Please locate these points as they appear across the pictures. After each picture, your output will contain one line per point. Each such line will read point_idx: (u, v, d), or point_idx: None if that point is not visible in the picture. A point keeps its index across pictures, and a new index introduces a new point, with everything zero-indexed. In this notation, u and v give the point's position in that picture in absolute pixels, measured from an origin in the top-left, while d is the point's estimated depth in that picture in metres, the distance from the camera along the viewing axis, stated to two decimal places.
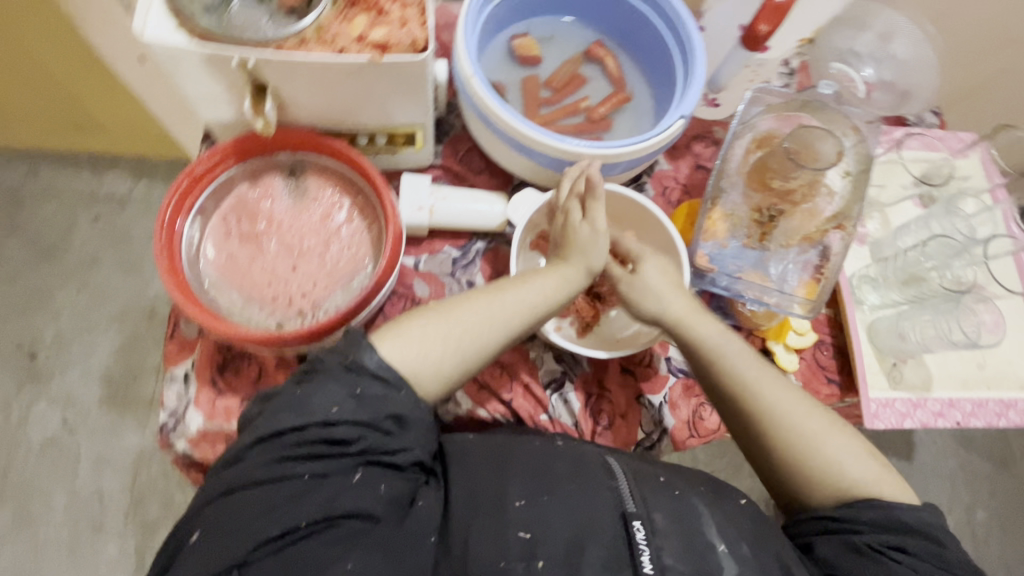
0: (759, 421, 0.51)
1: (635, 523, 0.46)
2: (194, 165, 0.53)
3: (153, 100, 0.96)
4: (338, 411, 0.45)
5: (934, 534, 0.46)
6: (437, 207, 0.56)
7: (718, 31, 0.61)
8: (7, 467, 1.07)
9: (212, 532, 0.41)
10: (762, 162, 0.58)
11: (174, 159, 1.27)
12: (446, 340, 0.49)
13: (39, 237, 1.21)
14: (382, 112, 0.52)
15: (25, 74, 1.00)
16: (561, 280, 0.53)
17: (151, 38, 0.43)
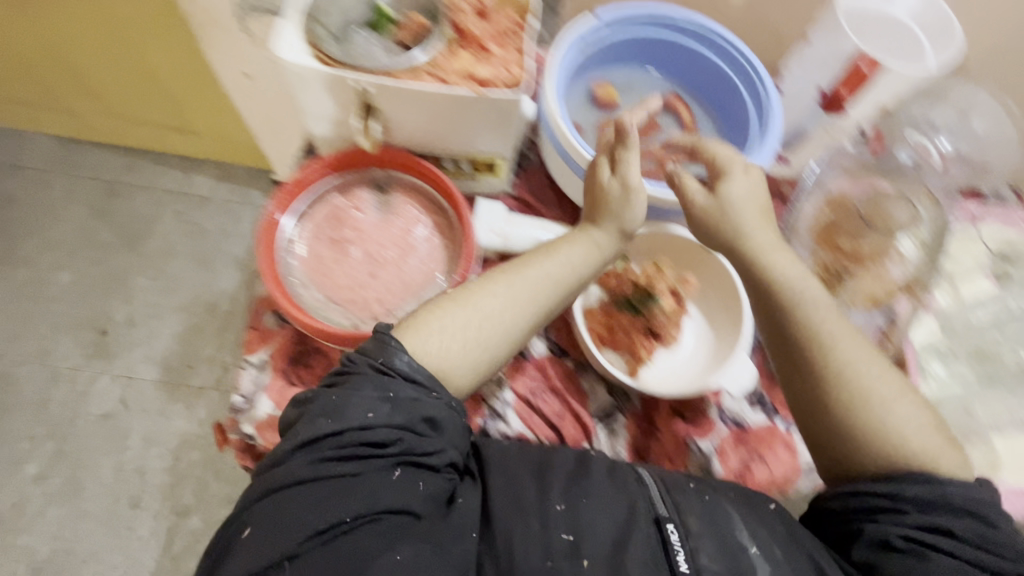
0: (833, 367, 0.52)
1: (668, 524, 0.49)
2: (300, 171, 0.58)
3: (249, 112, 1.05)
4: (373, 415, 0.46)
5: (980, 511, 0.47)
6: (510, 233, 0.59)
7: (795, 95, 0.65)
8: (64, 434, 1.13)
9: (261, 528, 0.42)
10: (833, 224, 0.62)
11: (254, 167, 1.37)
12: (465, 327, 0.52)
13: (127, 225, 1.32)
14: (471, 141, 0.56)
15: (143, 79, 1.12)
16: (592, 246, 0.56)
17: (285, 57, 0.47)
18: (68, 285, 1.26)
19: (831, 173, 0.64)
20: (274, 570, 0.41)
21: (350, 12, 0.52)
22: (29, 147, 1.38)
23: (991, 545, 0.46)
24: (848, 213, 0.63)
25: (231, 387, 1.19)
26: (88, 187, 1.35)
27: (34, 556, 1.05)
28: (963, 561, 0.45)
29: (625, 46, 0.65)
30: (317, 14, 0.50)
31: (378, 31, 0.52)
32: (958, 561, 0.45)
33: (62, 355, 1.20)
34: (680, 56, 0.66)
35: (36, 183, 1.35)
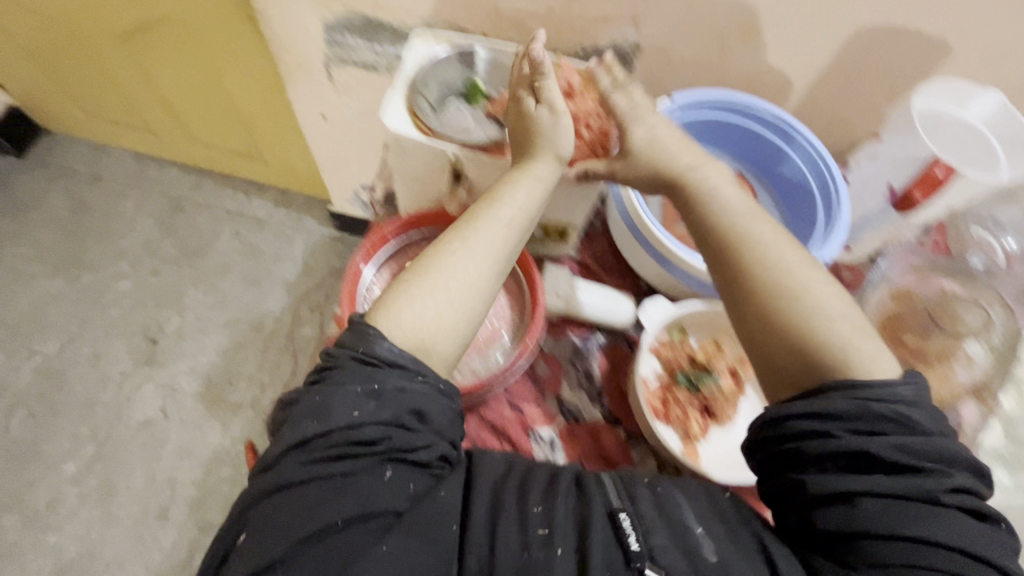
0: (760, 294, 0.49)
1: (621, 514, 0.46)
2: (386, 226, 0.63)
3: (318, 149, 1.11)
4: (359, 413, 0.46)
5: (904, 411, 0.42)
6: (570, 295, 0.60)
7: (866, 186, 0.65)
8: (105, 436, 1.17)
9: (255, 531, 0.43)
10: (898, 316, 0.62)
11: (312, 196, 1.45)
12: (434, 294, 0.50)
13: (188, 240, 1.39)
14: (546, 209, 0.62)
15: (223, 109, 1.20)
16: (533, 182, 0.55)
17: (391, 125, 0.57)
18: (127, 292, 1.32)
19: (893, 267, 0.66)
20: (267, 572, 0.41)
21: (448, 86, 0.62)
22: (110, 160, 1.48)
23: (926, 446, 0.42)
24: (909, 308, 0.62)
25: (266, 407, 1.22)
26: (158, 201, 1.44)
27: (60, 557, 1.07)
28: (906, 486, 0.41)
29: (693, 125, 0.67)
30: (419, 87, 0.60)
31: (471, 103, 0.61)
32: (902, 487, 0.41)
33: (113, 359, 1.25)
34: (746, 139, 0.67)
35: (111, 194, 1.44)
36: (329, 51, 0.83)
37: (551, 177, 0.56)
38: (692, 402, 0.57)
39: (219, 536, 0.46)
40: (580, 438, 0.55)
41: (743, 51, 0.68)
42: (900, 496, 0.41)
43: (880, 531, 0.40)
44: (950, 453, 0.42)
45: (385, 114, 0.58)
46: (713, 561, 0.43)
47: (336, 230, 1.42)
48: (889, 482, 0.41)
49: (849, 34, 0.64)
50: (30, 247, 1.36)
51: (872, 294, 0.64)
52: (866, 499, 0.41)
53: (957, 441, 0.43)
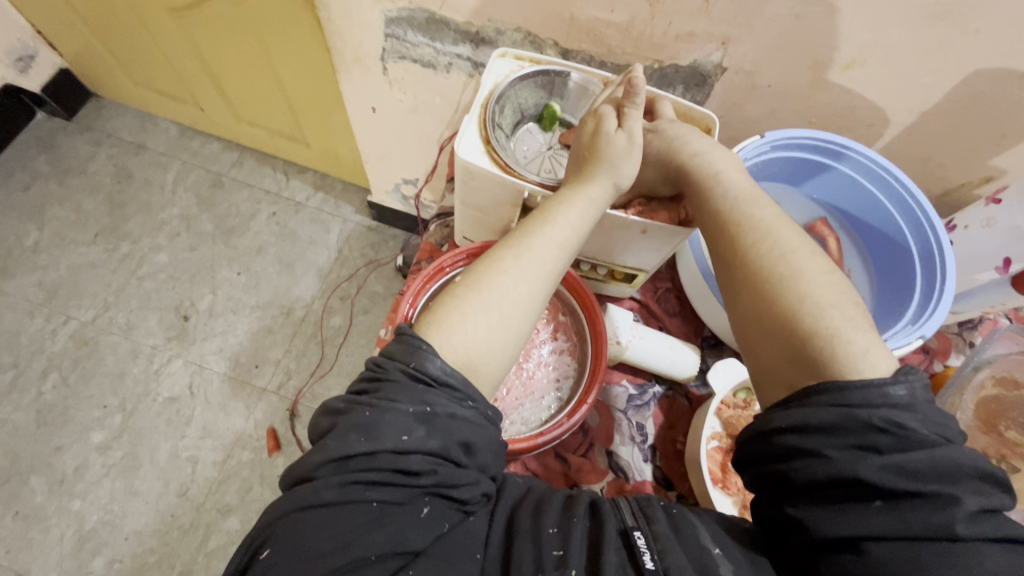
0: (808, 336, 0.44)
1: (634, 532, 0.44)
2: (443, 256, 0.58)
3: (364, 141, 1.07)
4: (407, 438, 0.41)
5: (896, 420, 0.39)
6: (635, 345, 0.59)
7: (973, 255, 0.64)
8: (133, 409, 1.18)
9: (282, 551, 0.39)
10: (997, 403, 0.58)
11: (351, 183, 1.43)
12: (485, 314, 0.47)
13: (225, 218, 1.39)
14: (618, 255, 0.58)
15: (272, 90, 1.18)
16: (587, 204, 0.51)
17: (466, 156, 0.52)
18: (163, 266, 1.33)
19: (997, 350, 0.60)
20: None
21: (524, 109, 0.60)
22: (155, 130, 1.48)
23: (927, 463, 0.38)
24: (1009, 397, 0.58)
25: (290, 395, 1.21)
26: (198, 175, 1.43)
27: (82, 524, 1.09)
28: (908, 518, 0.37)
29: (776, 166, 0.67)
30: (496, 116, 0.56)
31: (545, 128, 0.61)
32: (903, 517, 0.37)
33: (145, 332, 1.26)
34: (836, 188, 0.69)
35: (154, 164, 1.44)
36: (386, 43, 0.77)
37: (605, 200, 0.52)
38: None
39: (242, 552, 0.42)
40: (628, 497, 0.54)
41: (840, 83, 0.61)
42: (902, 529, 0.37)
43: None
44: (957, 471, 0.38)
45: (460, 145, 0.53)
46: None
47: (372, 220, 1.40)
48: (886, 513, 0.38)
49: (966, 75, 0.57)
50: (72, 212, 1.37)
51: (973, 377, 0.59)
52: (863, 534, 0.38)
53: (964, 449, 0.39)
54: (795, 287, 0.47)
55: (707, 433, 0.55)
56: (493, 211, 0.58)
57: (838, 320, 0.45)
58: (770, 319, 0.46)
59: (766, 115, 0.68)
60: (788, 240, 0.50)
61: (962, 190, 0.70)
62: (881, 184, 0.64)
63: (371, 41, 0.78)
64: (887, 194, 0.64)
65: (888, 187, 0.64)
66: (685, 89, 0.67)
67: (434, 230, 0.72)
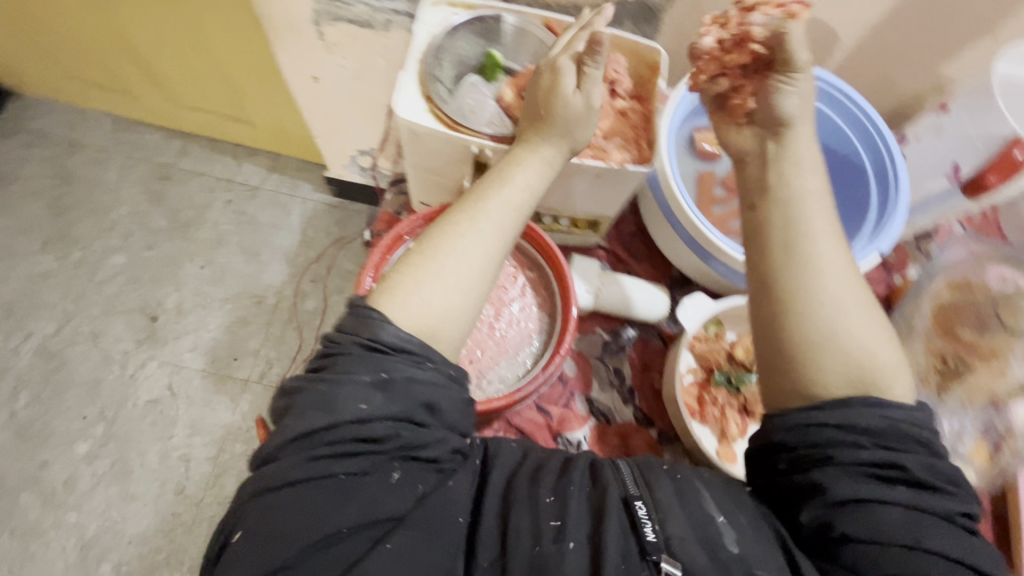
0: (819, 320, 0.46)
1: (634, 502, 0.46)
2: (400, 224, 0.57)
3: (312, 113, 1.02)
4: (365, 407, 0.41)
5: (927, 434, 0.44)
6: (603, 292, 0.59)
7: (925, 165, 0.65)
8: (114, 416, 1.16)
9: (251, 530, 0.39)
10: (950, 308, 0.62)
11: (306, 160, 1.37)
12: (440, 278, 0.46)
13: (179, 211, 1.33)
14: (575, 204, 0.58)
15: (206, 68, 1.10)
16: (542, 164, 0.50)
17: (407, 116, 0.50)
18: (121, 268, 1.27)
19: (953, 254, 0.64)
20: None
21: (463, 60, 0.57)
22: (87, 126, 1.39)
23: (948, 469, 0.43)
24: (963, 300, 0.62)
25: (275, 382, 1.20)
26: (143, 169, 1.36)
27: (82, 534, 1.08)
28: (927, 502, 0.41)
29: None
30: (433, 70, 0.54)
31: (488, 79, 0.56)
32: (925, 504, 0.42)
33: (114, 338, 1.22)
34: None
35: (93, 163, 1.36)
36: (316, 6, 0.72)
37: (561, 159, 0.50)
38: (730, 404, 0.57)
39: (219, 529, 0.43)
40: (609, 440, 0.56)
41: None
42: (921, 511, 0.41)
43: (903, 540, 0.40)
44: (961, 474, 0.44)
45: (397, 104, 0.50)
46: (735, 551, 0.44)
47: (333, 197, 1.36)
48: (909, 495, 0.42)
49: None
50: (13, 223, 1.29)
51: (928, 287, 0.63)
52: (881, 505, 0.41)
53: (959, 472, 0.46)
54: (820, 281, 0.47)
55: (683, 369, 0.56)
56: (447, 172, 0.57)
57: (849, 309, 0.47)
58: (790, 311, 0.47)
59: None
60: (839, 265, 0.48)
61: (915, 104, 0.71)
62: (834, 104, 0.64)
63: (301, 3, 0.73)
64: (841, 116, 0.65)
65: (844, 108, 0.64)
66: (635, 25, 0.65)
67: (390, 199, 0.70)
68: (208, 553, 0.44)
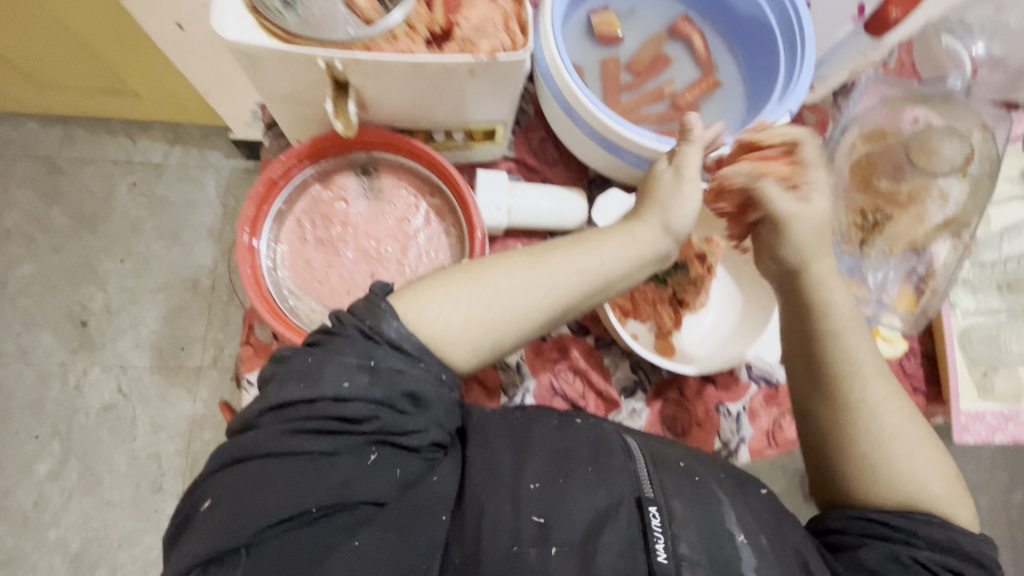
0: (860, 413, 0.53)
1: (650, 506, 0.49)
2: (271, 168, 0.59)
3: (190, 67, 0.90)
4: (348, 386, 0.45)
5: (985, 561, 0.50)
6: (517, 206, 0.61)
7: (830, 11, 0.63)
8: (69, 429, 1.12)
9: (220, 500, 0.42)
10: (869, 160, 0.68)
11: (207, 125, 1.25)
12: (468, 309, 0.50)
13: (80, 205, 1.21)
14: (463, 109, 0.55)
15: (55, 35, 0.96)
16: (627, 239, 0.55)
17: (231, 36, 0.44)
18: (32, 278, 1.17)
19: (865, 103, 0.70)
20: (233, 552, 0.41)
21: None
22: None
23: None
24: (879, 148, 0.68)
25: (230, 364, 1.16)
26: (26, 165, 1.22)
27: (68, 548, 1.07)
28: None
29: None
30: None
31: None
32: None
33: (46, 352, 1.15)
34: None
35: None
36: None
37: (650, 240, 0.55)
38: (657, 298, 0.67)
39: (187, 490, 0.46)
40: (548, 354, 0.66)
41: None
42: None
43: None
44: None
45: (219, 25, 0.44)
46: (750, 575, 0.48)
47: (246, 160, 1.25)
48: None
49: None
50: None
51: (843, 139, 0.70)
52: None
53: None
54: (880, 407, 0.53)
55: None
56: (305, 97, 0.52)
57: (906, 429, 0.53)
58: (842, 418, 0.53)
59: None
60: (898, 403, 0.53)
61: None
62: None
63: None
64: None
65: None
66: None
67: (270, 145, 0.67)
68: (171, 519, 0.45)
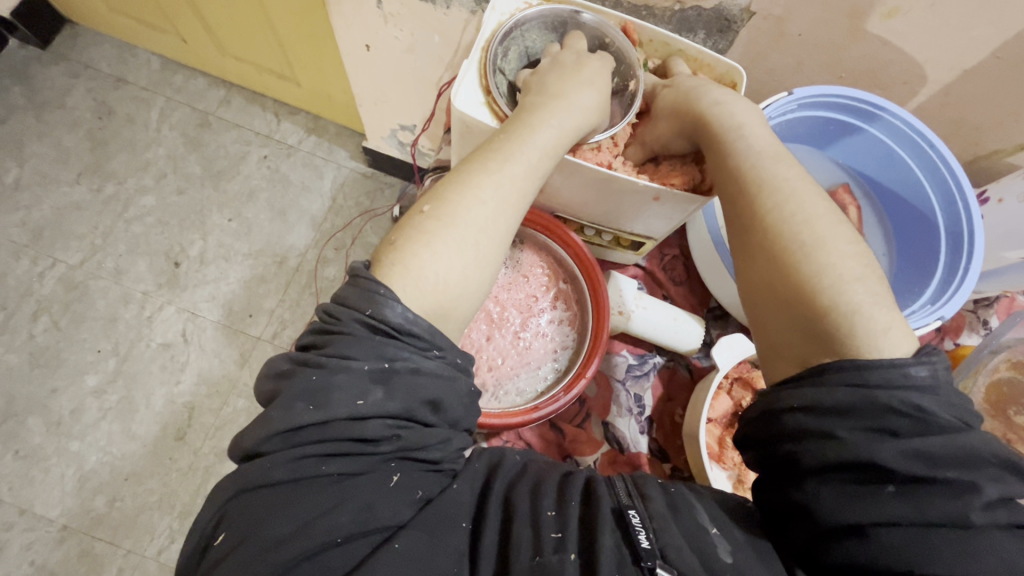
0: (809, 281, 0.46)
1: (629, 512, 0.46)
2: None
3: (356, 79, 0.99)
4: (363, 404, 0.41)
5: (919, 404, 0.40)
6: (637, 315, 0.66)
7: (999, 226, 0.69)
8: (127, 353, 1.18)
9: (237, 537, 0.39)
10: (1006, 384, 0.65)
11: (346, 127, 1.36)
12: (460, 250, 0.47)
13: (214, 160, 1.33)
14: (630, 223, 0.61)
15: (258, 21, 1.09)
16: (560, 125, 0.51)
17: (463, 107, 0.54)
18: (151, 209, 1.28)
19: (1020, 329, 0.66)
20: None
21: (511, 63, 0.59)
22: (135, 62, 1.39)
23: (944, 446, 0.39)
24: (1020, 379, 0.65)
25: (285, 344, 1.20)
26: (184, 113, 1.36)
27: (82, 465, 1.11)
28: (924, 511, 0.39)
29: (809, 133, 0.73)
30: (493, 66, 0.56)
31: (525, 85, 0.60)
32: (922, 511, 0.39)
33: (136, 278, 1.23)
34: (862, 154, 0.74)
35: (136, 100, 1.36)
36: None
37: (576, 120, 0.52)
38: None
39: (190, 545, 0.42)
40: (620, 465, 0.64)
41: (878, 34, 0.59)
42: (914, 516, 0.39)
43: (902, 566, 0.38)
44: (978, 461, 0.40)
45: (456, 95, 0.54)
46: (728, 562, 0.44)
47: (367, 167, 1.34)
48: (901, 499, 0.39)
49: (1020, 30, 0.54)
50: (52, 149, 1.31)
51: (989, 360, 0.66)
52: (881, 526, 0.39)
53: (983, 436, 0.41)
54: (812, 258, 0.47)
55: (708, 390, 0.63)
56: None
57: (853, 289, 0.45)
58: (788, 312, 0.47)
59: (793, 68, 0.67)
60: (835, 232, 0.48)
61: (994, 157, 0.70)
62: (912, 147, 0.67)
63: None
64: (926, 172, 0.68)
65: (921, 155, 0.67)
66: (708, 35, 0.63)
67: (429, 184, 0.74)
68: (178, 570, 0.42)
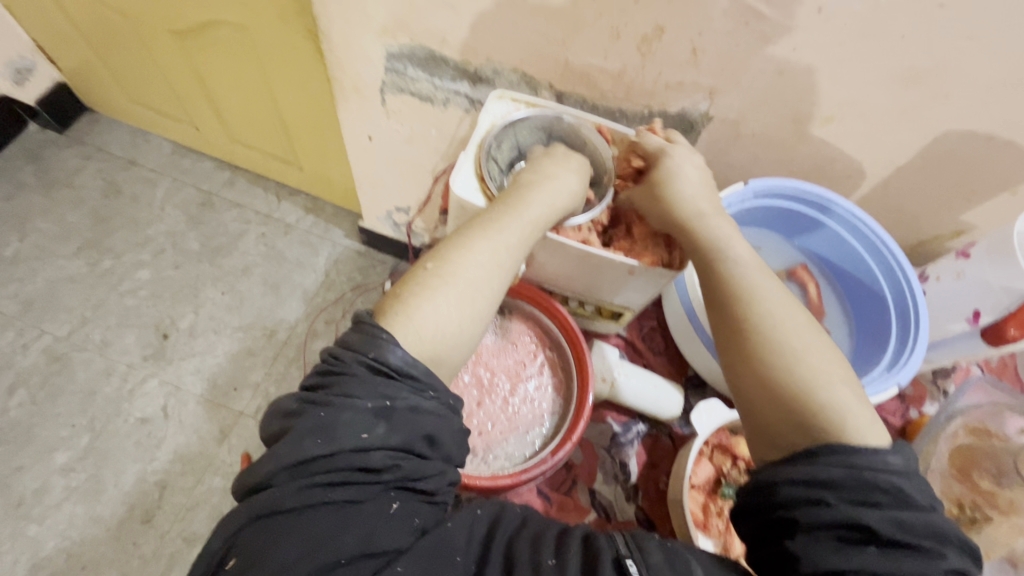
0: (779, 352, 0.51)
1: (627, 561, 0.45)
2: None
3: (357, 165, 1.07)
4: (366, 437, 0.43)
5: (899, 484, 0.43)
6: (621, 382, 0.68)
7: (942, 301, 0.75)
8: (103, 428, 1.15)
9: (242, 563, 0.39)
10: (971, 451, 0.67)
11: (343, 209, 1.43)
12: (460, 303, 0.50)
13: (213, 238, 1.38)
14: (610, 294, 0.66)
15: (268, 112, 1.19)
16: (553, 202, 0.57)
17: (460, 192, 0.60)
18: (145, 282, 1.31)
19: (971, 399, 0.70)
20: None
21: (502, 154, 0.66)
22: (147, 147, 1.48)
23: (921, 521, 0.42)
24: (982, 445, 0.67)
25: None
26: (188, 193, 1.43)
27: (38, 551, 1.04)
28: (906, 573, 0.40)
29: (764, 221, 0.81)
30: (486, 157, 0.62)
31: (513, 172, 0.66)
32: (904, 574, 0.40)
33: (121, 350, 1.23)
34: (813, 239, 0.82)
35: (143, 181, 1.44)
36: (386, 77, 0.80)
37: (566, 201, 0.58)
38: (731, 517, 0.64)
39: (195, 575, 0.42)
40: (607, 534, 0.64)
41: (820, 136, 0.68)
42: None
43: None
44: (948, 537, 0.42)
45: (454, 182, 0.60)
46: None
47: (362, 245, 1.40)
48: (883, 559, 0.41)
49: (936, 135, 0.63)
50: (54, 224, 1.35)
51: (947, 425, 0.69)
52: None
53: (953, 522, 0.44)
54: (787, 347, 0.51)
55: (689, 455, 0.64)
56: None
57: (813, 364, 0.50)
58: (760, 386, 0.51)
59: (750, 163, 0.75)
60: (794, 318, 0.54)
61: (936, 242, 0.79)
62: (852, 229, 0.75)
63: (370, 73, 0.81)
64: (869, 251, 0.75)
65: (863, 236, 0.75)
66: None
67: None
68: None
